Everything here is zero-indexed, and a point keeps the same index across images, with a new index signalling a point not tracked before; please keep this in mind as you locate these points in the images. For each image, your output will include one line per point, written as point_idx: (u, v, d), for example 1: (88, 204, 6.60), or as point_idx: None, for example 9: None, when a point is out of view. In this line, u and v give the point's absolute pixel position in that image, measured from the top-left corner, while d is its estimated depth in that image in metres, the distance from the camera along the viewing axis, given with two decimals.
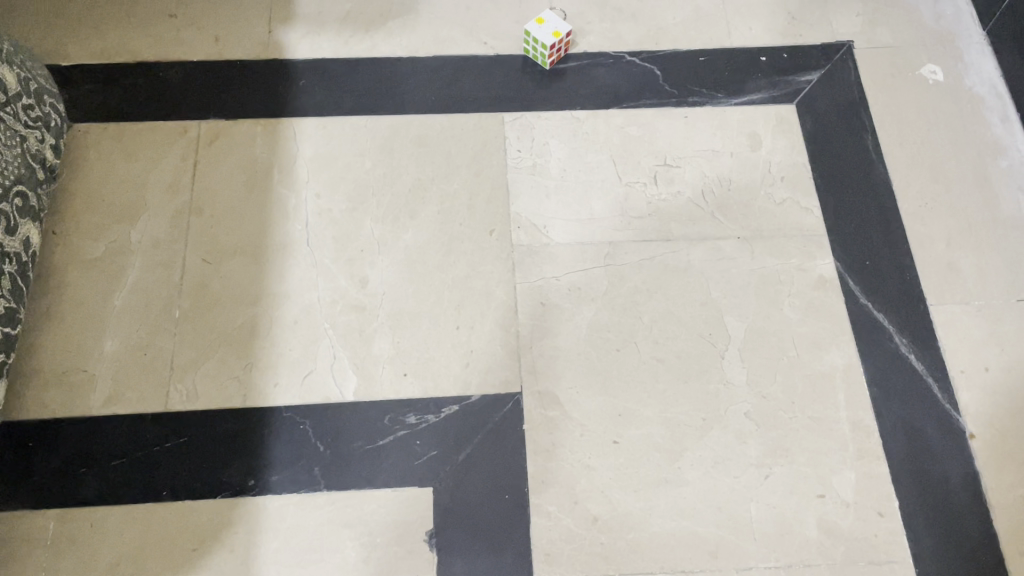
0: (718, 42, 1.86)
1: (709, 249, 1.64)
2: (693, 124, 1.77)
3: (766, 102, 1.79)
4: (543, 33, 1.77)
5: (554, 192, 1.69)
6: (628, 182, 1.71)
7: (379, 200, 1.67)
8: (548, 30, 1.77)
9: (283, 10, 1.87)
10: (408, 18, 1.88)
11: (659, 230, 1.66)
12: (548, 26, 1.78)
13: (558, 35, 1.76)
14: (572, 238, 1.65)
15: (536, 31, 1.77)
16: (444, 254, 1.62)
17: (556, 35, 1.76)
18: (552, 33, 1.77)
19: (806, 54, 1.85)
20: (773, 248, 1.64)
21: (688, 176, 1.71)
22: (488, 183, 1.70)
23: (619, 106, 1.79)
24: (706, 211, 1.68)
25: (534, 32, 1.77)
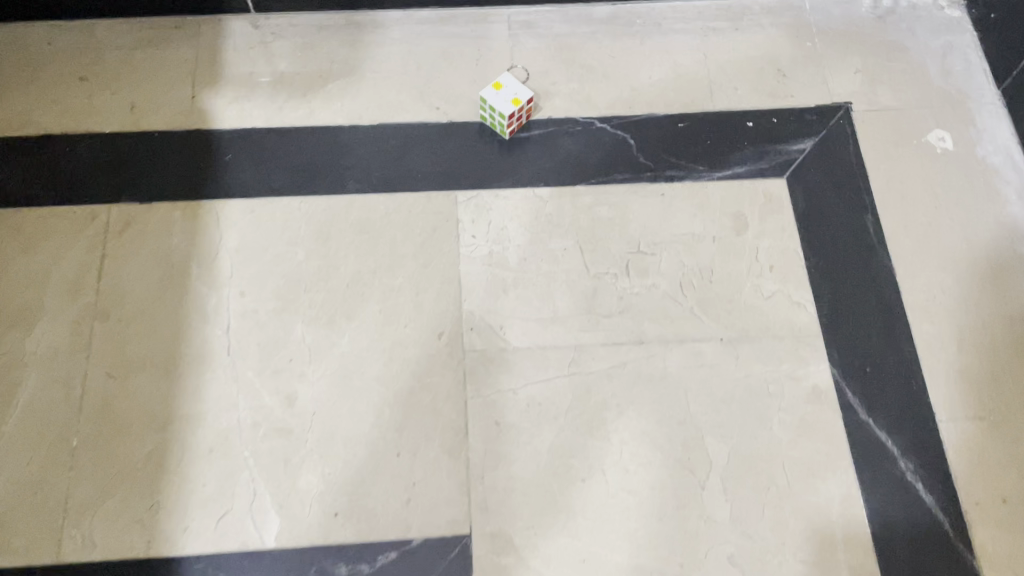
0: (699, 105, 1.65)
1: (688, 354, 1.44)
2: (671, 204, 1.56)
3: (753, 176, 1.59)
4: (501, 100, 1.55)
5: (512, 287, 1.49)
6: (596, 273, 1.51)
7: (311, 298, 1.46)
8: (506, 98, 1.55)
9: (209, 71, 1.66)
10: (350, 79, 1.67)
11: (631, 331, 1.46)
12: (506, 92, 1.56)
13: (517, 104, 1.54)
14: (531, 341, 1.45)
15: (492, 98, 1.55)
16: (385, 363, 1.42)
17: (517, 105, 1.54)
18: (512, 100, 1.55)
19: (799, 118, 1.64)
20: (760, 352, 1.44)
21: (664, 266, 1.51)
22: (437, 276, 1.49)
23: (587, 182, 1.58)
24: (685, 307, 1.48)
25: (491, 99, 1.55)
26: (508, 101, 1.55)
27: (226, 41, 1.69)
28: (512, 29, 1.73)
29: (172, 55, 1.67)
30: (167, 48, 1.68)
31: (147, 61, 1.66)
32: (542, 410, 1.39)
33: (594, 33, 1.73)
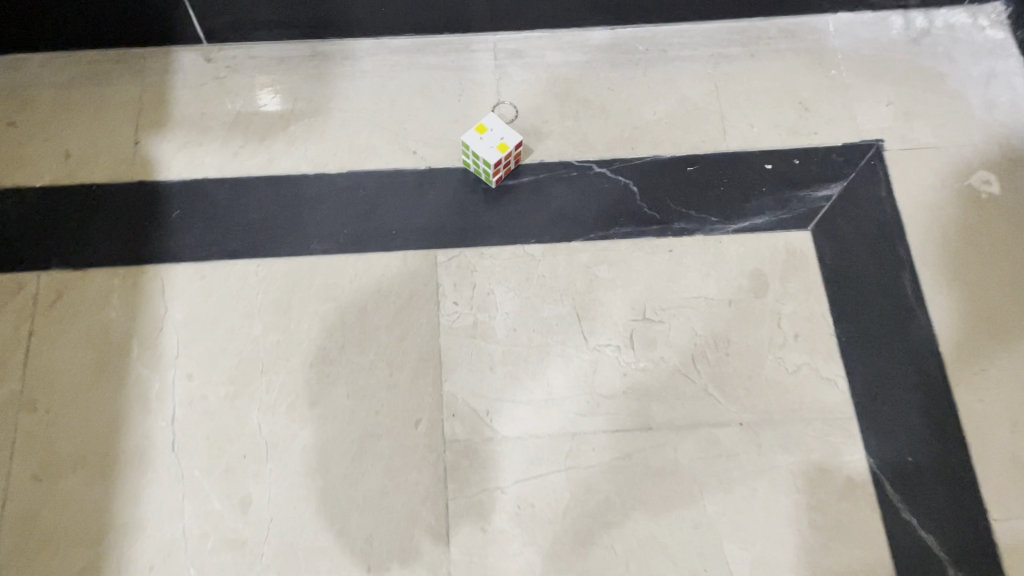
0: (711, 145, 1.46)
1: (702, 443, 1.25)
2: (680, 261, 1.37)
3: (773, 228, 1.40)
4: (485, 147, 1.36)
5: (500, 363, 1.30)
6: (596, 344, 1.31)
7: (269, 381, 1.27)
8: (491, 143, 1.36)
9: (155, 111, 1.47)
10: (315, 119, 1.47)
11: (637, 415, 1.27)
12: (490, 136, 1.37)
13: (504, 149, 1.35)
14: (522, 428, 1.26)
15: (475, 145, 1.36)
16: (355, 457, 1.24)
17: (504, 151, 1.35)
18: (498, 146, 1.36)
19: (824, 159, 1.45)
20: (785, 440, 1.26)
21: (674, 336, 1.32)
22: (414, 351, 1.31)
23: (584, 237, 1.39)
24: (698, 385, 1.29)
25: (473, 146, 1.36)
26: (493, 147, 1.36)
27: (175, 76, 1.50)
28: (498, 58, 1.53)
29: (114, 93, 1.48)
30: (108, 85, 1.49)
31: (85, 101, 1.47)
32: (535, 513, 1.21)
33: (591, 61, 1.53)
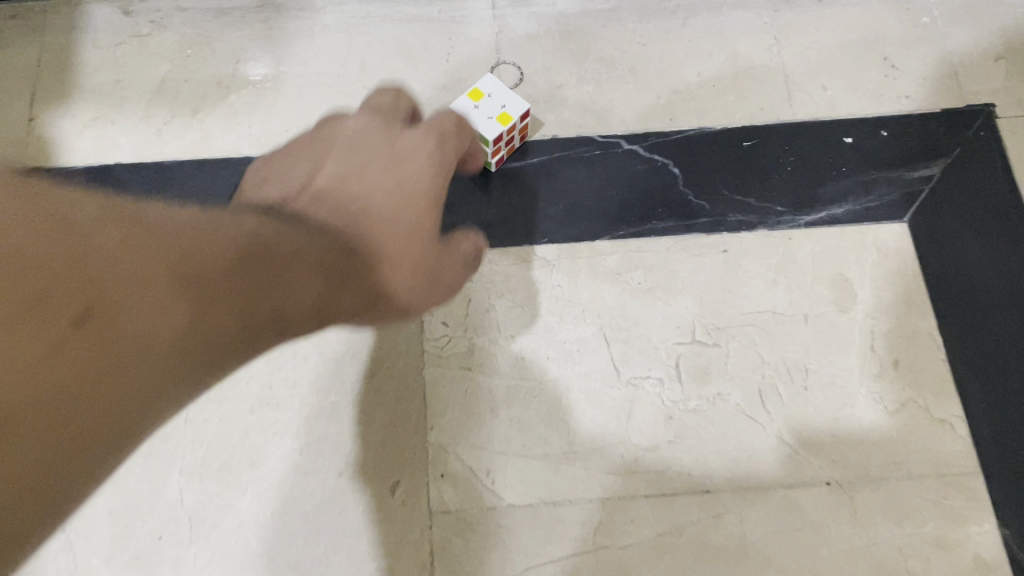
0: (772, 114, 1.13)
1: (777, 512, 0.93)
2: (739, 265, 1.04)
3: (857, 220, 1.07)
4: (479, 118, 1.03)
5: (503, 404, 0.98)
6: (632, 377, 0.99)
7: (195, 437, 0.97)
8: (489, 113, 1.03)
9: (57, 79, 1.14)
10: (263, 87, 1.15)
11: (688, 473, 0.95)
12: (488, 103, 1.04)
13: (506, 122, 1.02)
14: (534, 494, 0.94)
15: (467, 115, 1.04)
16: (312, 537, 0.92)
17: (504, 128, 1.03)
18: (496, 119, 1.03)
19: (919, 129, 1.11)
20: (887, 505, 0.94)
21: (734, 365, 0.99)
22: (389, 389, 0.99)
23: (611, 235, 1.06)
24: (770, 431, 0.97)
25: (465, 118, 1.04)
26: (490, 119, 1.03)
27: (84, 35, 1.17)
28: (497, 6, 1.20)
29: (5, 56, 1.16)
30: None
31: None
32: None
33: (616, 10, 1.20)
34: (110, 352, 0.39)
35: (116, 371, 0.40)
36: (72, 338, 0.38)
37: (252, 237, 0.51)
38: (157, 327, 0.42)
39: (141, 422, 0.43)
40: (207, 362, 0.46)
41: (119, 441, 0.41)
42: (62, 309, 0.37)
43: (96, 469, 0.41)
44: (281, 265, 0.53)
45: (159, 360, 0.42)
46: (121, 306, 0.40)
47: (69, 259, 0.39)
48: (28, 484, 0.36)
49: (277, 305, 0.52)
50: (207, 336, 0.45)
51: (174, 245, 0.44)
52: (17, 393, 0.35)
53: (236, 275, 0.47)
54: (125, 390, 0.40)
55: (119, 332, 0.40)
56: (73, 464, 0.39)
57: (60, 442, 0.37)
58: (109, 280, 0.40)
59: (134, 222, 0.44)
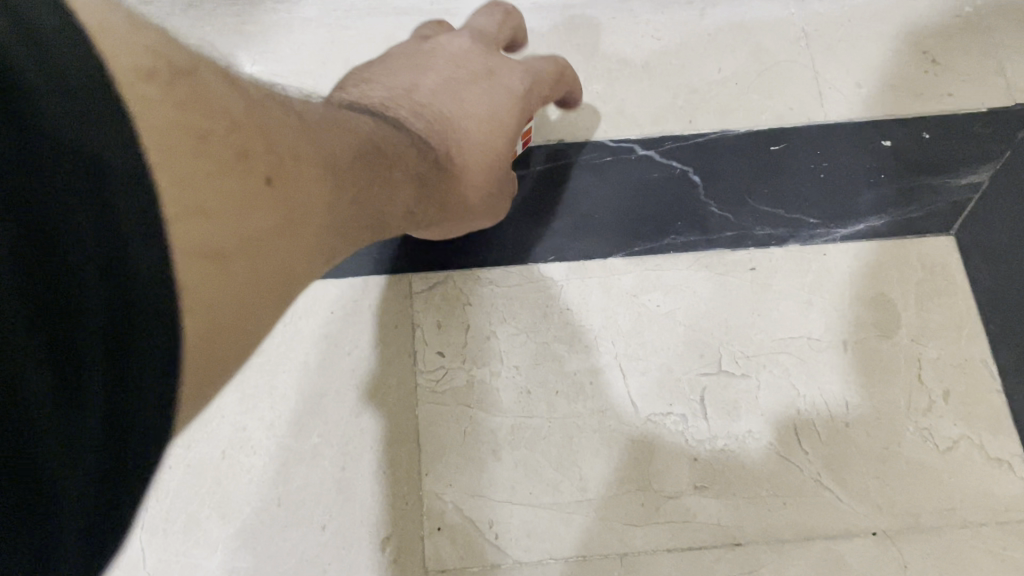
0: (801, 115, 1.02)
1: (815, 566, 0.83)
2: (768, 285, 0.94)
3: (899, 232, 0.96)
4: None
5: (507, 444, 0.87)
6: (651, 412, 0.88)
7: (155, 486, 0.86)
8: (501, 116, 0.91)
9: None
10: None
11: (716, 523, 0.84)
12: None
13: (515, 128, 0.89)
14: (543, 548, 0.83)
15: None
16: None
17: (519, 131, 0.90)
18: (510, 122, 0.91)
19: (963, 130, 1.00)
20: (940, 557, 0.83)
21: (766, 398, 0.89)
22: (379, 429, 0.88)
23: (626, 251, 0.95)
24: (807, 473, 0.86)
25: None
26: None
27: None
28: None
29: None
30: None
31: None
32: None
33: None
34: (279, 221, 0.46)
35: (282, 240, 0.47)
36: (262, 212, 0.44)
37: (374, 152, 0.62)
38: (300, 205, 0.49)
39: (294, 292, 0.50)
40: (325, 259, 0.55)
41: (282, 308, 0.49)
42: (254, 177, 0.44)
43: (258, 335, 0.46)
44: (372, 184, 0.62)
45: (305, 246, 0.50)
46: (288, 183, 0.48)
47: (259, 134, 0.46)
48: (238, 339, 0.43)
49: (365, 218, 0.61)
50: (329, 226, 0.54)
51: (311, 152, 0.52)
52: (227, 242, 0.41)
53: (352, 182, 0.57)
54: (284, 259, 0.47)
55: (289, 204, 0.47)
56: (257, 317, 0.45)
57: (249, 295, 0.43)
58: (283, 166, 0.47)
59: (266, 123, 0.48)
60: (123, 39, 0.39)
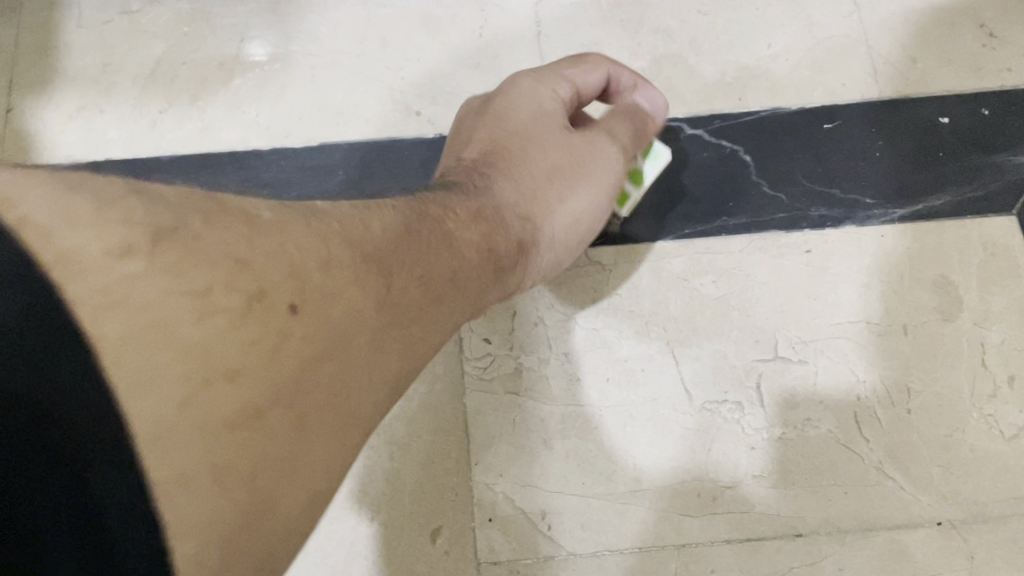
0: (855, 92, 0.99)
1: (877, 557, 0.81)
2: (823, 267, 0.91)
3: (959, 212, 0.93)
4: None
5: (559, 434, 0.85)
6: (707, 399, 0.86)
7: None
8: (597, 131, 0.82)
9: (36, 63, 1.00)
10: (271, 69, 1.00)
11: (777, 514, 0.82)
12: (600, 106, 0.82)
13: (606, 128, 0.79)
14: (597, 540, 0.81)
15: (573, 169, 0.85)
16: None
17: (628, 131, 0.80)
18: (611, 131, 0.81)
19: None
20: (1008, 548, 0.80)
21: (824, 384, 0.86)
22: (426, 419, 0.86)
23: (676, 234, 0.93)
24: (869, 462, 0.83)
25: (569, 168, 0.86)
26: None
27: (62, 11, 1.02)
28: None
29: None
30: None
31: None
32: None
33: None
34: (319, 349, 0.43)
35: (327, 365, 0.43)
36: (295, 347, 0.41)
37: (426, 236, 0.58)
38: (345, 318, 0.45)
39: (369, 418, 0.46)
40: (401, 361, 0.50)
41: (355, 435, 0.45)
42: (275, 309, 0.41)
43: (325, 476, 0.42)
44: (436, 269, 0.57)
45: (364, 361, 0.46)
46: (323, 302, 0.44)
47: (267, 263, 0.42)
48: (290, 500, 0.39)
49: (438, 304, 0.56)
50: (390, 331, 0.49)
51: (350, 261, 0.48)
52: (247, 399, 0.38)
53: (406, 272, 0.53)
54: (338, 386, 0.43)
55: (329, 324, 0.44)
56: (315, 462, 0.41)
57: (294, 440, 0.40)
58: (313, 285, 0.44)
59: (294, 247, 0.44)
60: (81, 224, 0.37)
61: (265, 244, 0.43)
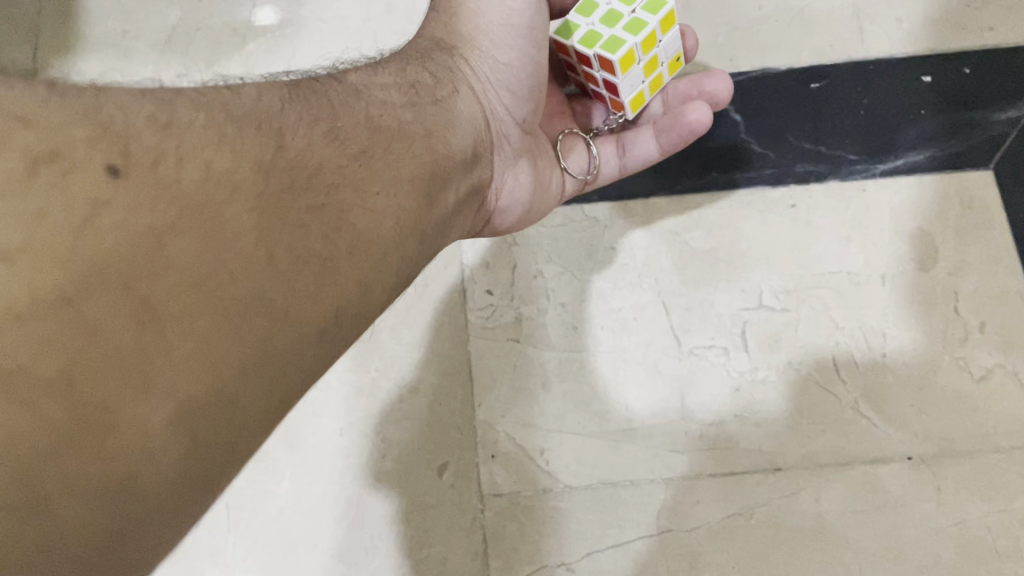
0: (842, 52, 1.03)
1: (854, 490, 0.86)
2: (807, 220, 0.96)
3: (938, 167, 0.98)
4: (590, 21, 0.76)
5: (556, 377, 0.91)
6: (695, 344, 0.92)
7: (286, 534, 0.87)
8: (619, 3, 0.76)
9: (59, 29, 1.05)
10: (282, 34, 1.04)
11: (757, 450, 0.88)
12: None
13: (624, 63, 0.74)
14: (592, 474, 0.88)
15: (567, 19, 0.77)
16: (356, 523, 0.87)
17: (662, 17, 0.74)
18: (640, 12, 0.75)
19: (1005, 65, 1.00)
20: (973, 480, 0.86)
21: (805, 330, 0.92)
22: (433, 365, 0.92)
23: (669, 191, 0.98)
24: (846, 403, 0.89)
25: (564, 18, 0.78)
26: (622, 19, 0.75)
27: None
28: None
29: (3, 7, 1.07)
30: None
31: None
32: None
33: None
34: (162, 224, 0.44)
35: (179, 241, 0.44)
36: (129, 223, 0.43)
37: (331, 103, 0.61)
38: (204, 185, 0.47)
39: (257, 300, 0.46)
40: (326, 234, 0.52)
41: (258, 324, 0.46)
42: (87, 180, 0.43)
43: (206, 364, 0.43)
44: (351, 132, 0.59)
45: (248, 234, 0.47)
46: (162, 167, 0.46)
47: (88, 143, 0.44)
48: (131, 399, 0.40)
49: (369, 169, 0.58)
50: (282, 196, 0.50)
51: (203, 122, 0.50)
52: (54, 290, 0.40)
53: (301, 141, 0.55)
54: (207, 265, 0.45)
55: (178, 193, 0.45)
56: (188, 349, 0.42)
57: (140, 330, 0.41)
58: (143, 146, 0.46)
59: (121, 118, 0.47)
60: None
61: (83, 117, 0.45)
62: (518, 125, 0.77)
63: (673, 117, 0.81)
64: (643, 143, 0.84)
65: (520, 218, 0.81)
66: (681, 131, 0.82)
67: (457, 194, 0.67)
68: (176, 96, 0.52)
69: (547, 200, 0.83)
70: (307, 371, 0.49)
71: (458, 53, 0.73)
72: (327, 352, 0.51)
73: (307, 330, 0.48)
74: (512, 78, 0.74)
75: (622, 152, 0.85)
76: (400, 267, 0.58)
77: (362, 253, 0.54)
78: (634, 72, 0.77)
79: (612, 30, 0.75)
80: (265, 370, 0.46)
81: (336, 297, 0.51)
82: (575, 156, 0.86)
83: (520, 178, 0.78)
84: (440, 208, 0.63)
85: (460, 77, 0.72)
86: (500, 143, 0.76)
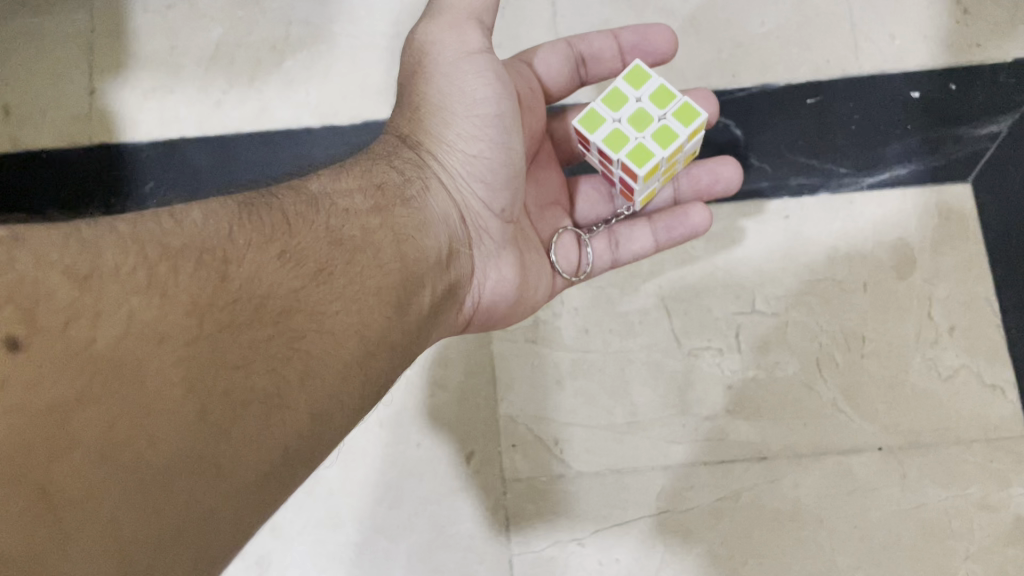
0: (837, 68, 1.10)
1: (829, 476, 0.98)
2: (797, 231, 1.06)
3: (920, 181, 1.06)
4: (619, 119, 0.85)
5: (569, 376, 1.03)
6: (692, 346, 1.03)
7: (337, 512, 1.01)
8: (650, 105, 0.85)
9: (112, 46, 1.14)
10: (317, 50, 1.13)
11: (746, 441, 1.00)
12: (670, 89, 0.85)
13: (650, 173, 0.84)
14: (599, 462, 1.01)
15: (600, 109, 0.86)
16: (395, 503, 1.01)
17: (690, 131, 0.83)
18: (670, 121, 0.84)
19: (990, 82, 1.07)
20: (935, 468, 0.98)
21: (793, 333, 1.03)
22: (461, 364, 1.04)
23: None
24: (825, 399, 1.01)
25: (596, 106, 0.86)
26: (651, 125, 0.84)
27: None
28: None
29: (58, 24, 1.15)
30: (47, 12, 1.15)
31: (25, 35, 1.15)
32: (621, 572, 0.98)
33: None
34: (67, 399, 0.46)
35: (86, 413, 0.46)
36: (32, 406, 0.45)
37: (290, 219, 0.66)
38: (121, 343, 0.49)
39: (172, 461, 0.49)
40: (273, 370, 0.55)
41: (172, 490, 0.48)
42: None
43: (112, 550, 0.45)
44: (309, 248, 0.64)
45: (170, 391, 0.50)
46: (73, 328, 0.48)
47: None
48: None
49: (326, 287, 0.62)
50: (216, 336, 0.53)
51: (133, 265, 0.53)
52: None
53: (248, 267, 0.59)
54: (120, 438, 0.47)
55: (89, 360, 0.48)
56: (89, 539, 0.45)
57: (41, 523, 0.44)
58: (55, 308, 0.48)
59: (36, 277, 0.49)
60: None
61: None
62: (496, 216, 0.85)
63: (674, 217, 0.95)
64: (638, 240, 0.96)
65: (510, 308, 0.88)
66: (680, 232, 0.95)
67: (435, 291, 0.74)
68: (107, 235, 0.54)
69: (534, 289, 0.89)
70: (235, 524, 0.52)
71: (426, 149, 0.83)
72: (264, 496, 0.54)
73: (233, 484, 0.51)
74: (482, 170, 0.83)
75: (615, 246, 0.96)
76: (369, 373, 0.63)
77: (317, 384, 0.58)
78: (652, 176, 0.86)
79: (641, 136, 0.83)
80: (184, 535, 0.48)
81: (275, 443, 0.54)
82: (569, 255, 0.94)
83: (504, 271, 0.85)
84: (416, 312, 0.69)
85: (429, 175, 0.82)
86: (479, 236, 0.84)
